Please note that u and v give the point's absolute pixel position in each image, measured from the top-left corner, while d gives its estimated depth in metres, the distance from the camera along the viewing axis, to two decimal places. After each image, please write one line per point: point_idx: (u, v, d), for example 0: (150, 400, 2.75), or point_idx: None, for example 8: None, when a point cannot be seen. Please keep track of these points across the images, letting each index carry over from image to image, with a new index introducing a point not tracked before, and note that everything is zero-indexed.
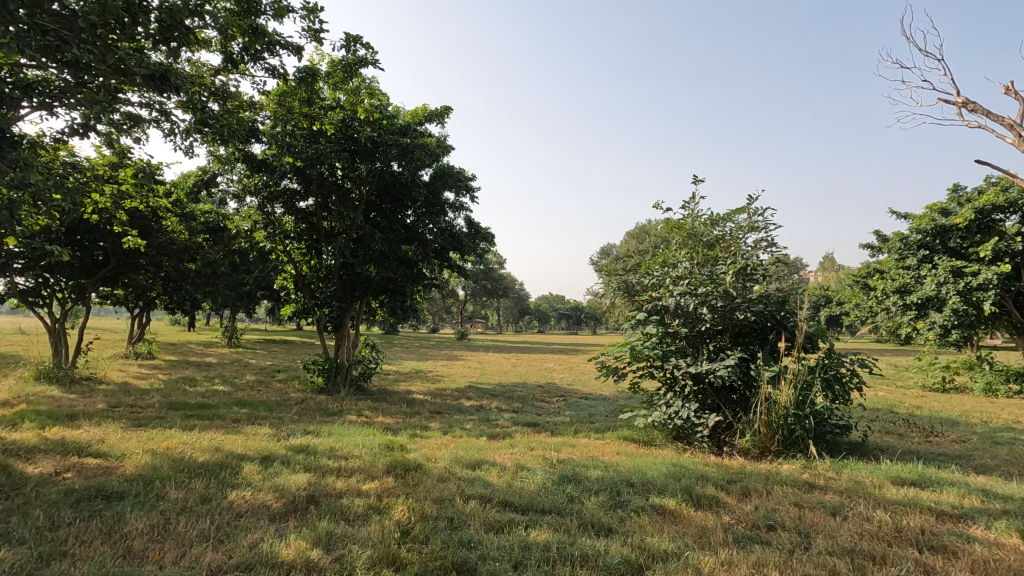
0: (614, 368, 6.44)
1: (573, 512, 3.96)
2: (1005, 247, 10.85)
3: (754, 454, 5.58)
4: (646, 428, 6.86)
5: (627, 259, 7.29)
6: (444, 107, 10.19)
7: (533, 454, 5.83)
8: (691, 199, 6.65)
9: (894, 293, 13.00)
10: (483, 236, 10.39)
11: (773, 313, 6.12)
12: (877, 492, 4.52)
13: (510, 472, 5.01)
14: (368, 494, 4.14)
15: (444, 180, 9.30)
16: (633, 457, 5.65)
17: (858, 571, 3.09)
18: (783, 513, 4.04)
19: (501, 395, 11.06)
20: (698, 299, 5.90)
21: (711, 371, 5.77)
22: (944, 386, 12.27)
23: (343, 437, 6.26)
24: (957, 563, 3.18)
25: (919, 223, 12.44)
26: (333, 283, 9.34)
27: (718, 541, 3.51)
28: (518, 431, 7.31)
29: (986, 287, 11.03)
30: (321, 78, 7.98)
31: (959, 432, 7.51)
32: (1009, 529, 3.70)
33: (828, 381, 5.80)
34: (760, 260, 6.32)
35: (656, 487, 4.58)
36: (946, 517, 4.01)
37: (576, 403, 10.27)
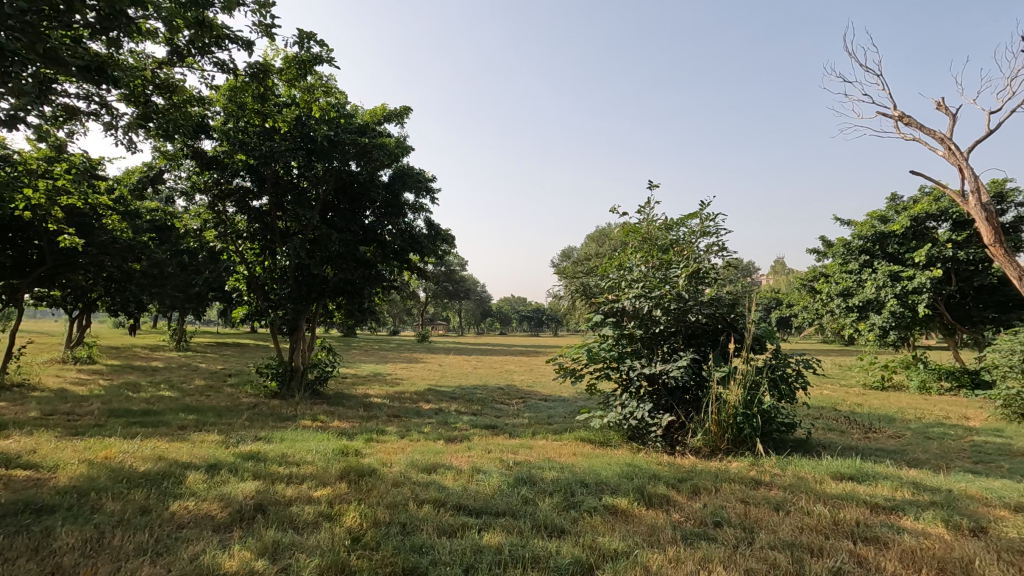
0: (572, 369, 6.51)
1: (527, 513, 3.98)
2: (937, 253, 11.54)
3: (706, 452, 5.73)
4: (602, 429, 6.96)
5: (585, 263, 7.36)
6: (403, 107, 10.12)
7: (490, 456, 5.83)
8: (646, 204, 6.81)
9: (838, 296, 13.63)
10: (444, 239, 10.32)
11: (724, 315, 6.31)
12: (818, 487, 4.73)
13: (466, 474, 4.99)
14: (319, 501, 4.04)
15: (403, 180, 9.24)
16: (589, 458, 5.72)
17: (796, 563, 3.22)
18: (730, 509, 4.17)
19: (460, 397, 11.01)
20: (652, 301, 6.02)
21: (665, 372, 5.91)
22: (883, 384, 12.94)
23: (296, 443, 6.11)
24: (887, 553, 3.35)
25: (861, 229, 13.08)
26: (288, 285, 9.08)
27: (667, 538, 3.59)
28: (476, 433, 7.29)
29: (920, 290, 11.71)
30: (274, 74, 7.76)
31: (895, 428, 7.94)
32: (935, 518, 3.93)
33: (775, 380, 6.04)
34: (712, 264, 6.53)
35: (610, 487, 4.65)
36: (880, 509, 4.22)
37: (535, 405, 10.30)
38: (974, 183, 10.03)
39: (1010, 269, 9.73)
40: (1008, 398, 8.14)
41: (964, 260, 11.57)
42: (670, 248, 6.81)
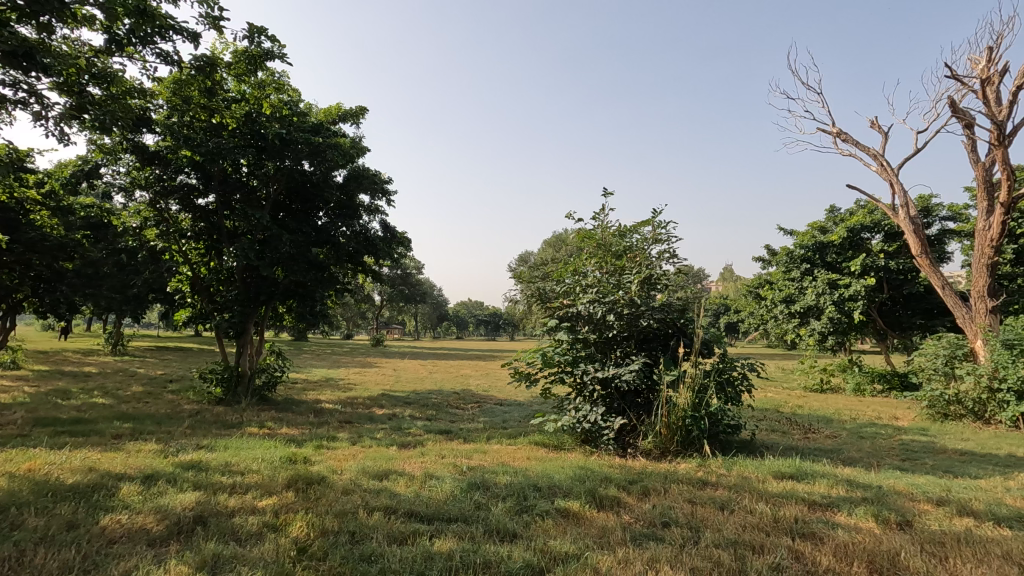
0: (527, 374, 6.53)
1: (480, 518, 3.96)
2: (871, 262, 12.25)
3: (656, 454, 5.87)
4: (556, 432, 7.01)
5: (540, 269, 7.41)
6: (359, 107, 9.96)
7: (443, 462, 5.78)
8: (601, 211, 6.94)
9: (781, 302, 14.24)
10: (400, 242, 10.18)
11: (675, 319, 6.50)
12: (761, 486, 4.91)
13: (419, 481, 4.92)
14: (264, 511, 3.90)
15: (358, 181, 9.07)
16: (542, 462, 5.76)
17: (738, 560, 3.34)
18: (678, 510, 4.27)
19: (415, 402, 10.88)
20: (606, 306, 6.14)
21: (618, 375, 6.03)
22: (822, 387, 13.60)
23: (241, 451, 5.87)
24: (823, 548, 3.51)
25: (802, 239, 13.74)
26: (235, 288, 8.72)
27: (617, 539, 3.65)
28: (429, 438, 7.21)
29: (856, 297, 12.39)
30: (223, 68, 7.46)
31: (832, 428, 8.35)
32: (866, 514, 4.15)
33: (721, 384, 6.25)
34: (664, 270, 6.70)
35: (563, 491, 4.69)
36: (816, 506, 4.42)
37: (490, 409, 10.27)
38: (903, 198, 10.73)
39: (935, 278, 10.44)
40: (932, 399, 8.71)
41: (895, 269, 12.34)
42: (624, 254, 6.96)
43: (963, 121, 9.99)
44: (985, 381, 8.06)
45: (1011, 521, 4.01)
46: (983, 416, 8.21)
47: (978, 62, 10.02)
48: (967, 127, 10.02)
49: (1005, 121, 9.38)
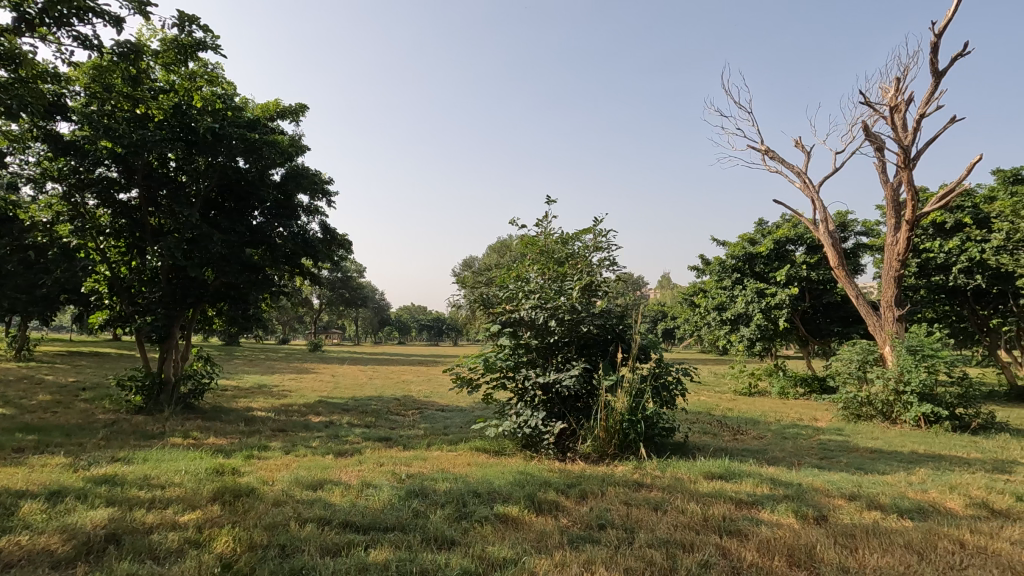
0: (469, 379, 6.50)
1: (417, 527, 3.90)
2: (795, 273, 13.05)
3: (594, 457, 6.00)
4: (497, 438, 7.01)
5: (483, 274, 7.41)
6: (299, 105, 9.66)
7: (382, 470, 5.65)
8: (544, 217, 7.03)
9: (714, 310, 14.90)
10: (340, 244, 9.91)
11: (613, 326, 6.66)
12: (693, 486, 5.10)
13: (355, 490, 4.79)
14: (185, 527, 3.67)
15: (297, 181, 8.77)
16: (483, 468, 5.74)
17: (670, 559, 3.45)
18: (614, 511, 4.38)
19: (353, 409, 10.59)
20: (547, 312, 6.23)
21: (558, 380, 6.11)
22: (750, 390, 14.33)
23: (162, 463, 5.51)
24: (748, 544, 3.69)
25: (733, 250, 14.45)
26: (160, 288, 8.22)
27: (555, 543, 3.69)
28: (368, 446, 7.04)
29: (781, 306, 13.15)
30: (149, 56, 7.04)
31: (758, 430, 8.81)
32: (787, 510, 4.40)
33: (657, 388, 6.45)
34: (604, 278, 6.87)
35: (502, 496, 4.69)
36: (742, 504, 4.65)
37: (431, 415, 10.15)
38: (823, 214, 11.52)
39: (850, 289, 11.24)
40: (847, 401, 9.38)
41: (816, 280, 13.21)
42: (566, 261, 7.08)
43: (875, 144, 10.83)
44: (892, 384, 8.75)
45: (911, 512, 4.37)
46: (890, 416, 8.91)
47: (887, 91, 10.91)
48: (878, 150, 10.88)
49: (910, 145, 10.25)
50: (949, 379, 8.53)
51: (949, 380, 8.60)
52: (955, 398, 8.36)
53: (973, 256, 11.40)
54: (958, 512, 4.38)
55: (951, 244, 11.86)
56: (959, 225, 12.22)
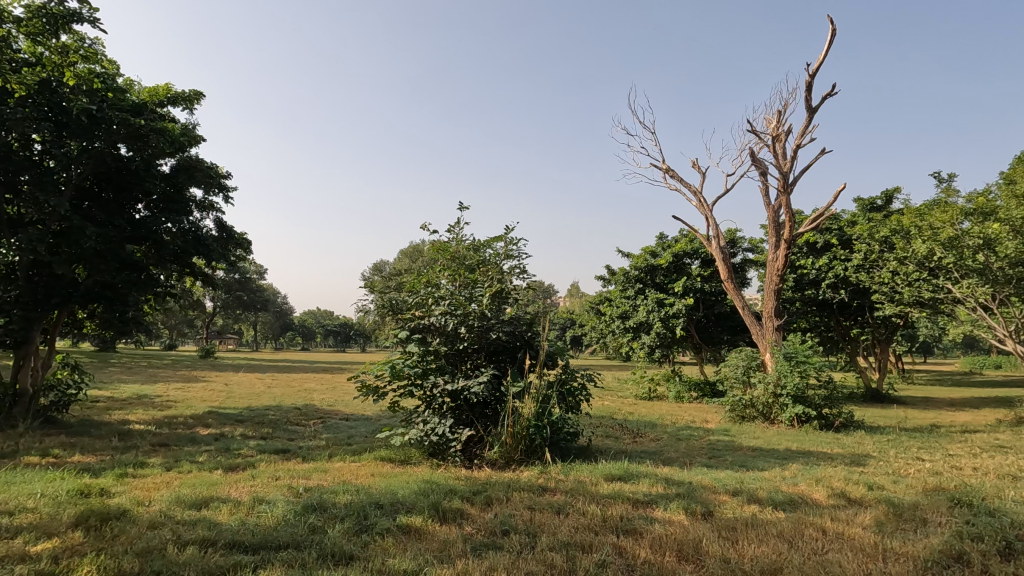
0: (375, 387, 6.28)
1: (313, 543, 3.69)
2: (690, 284, 14.00)
3: (501, 463, 6.02)
4: (402, 447, 6.84)
5: (392, 279, 7.22)
6: (194, 92, 8.96)
7: (277, 484, 5.32)
8: (456, 223, 7.01)
9: (618, 318, 15.59)
10: (237, 243, 9.26)
11: (522, 332, 6.73)
12: (594, 489, 5.28)
13: (246, 507, 4.46)
14: (37, 558, 3.23)
15: (189, 173, 8.12)
16: (387, 478, 5.58)
17: (568, 561, 3.53)
18: (517, 517, 4.41)
19: (248, 420, 9.89)
20: (457, 318, 6.21)
21: (467, 388, 6.10)
22: (650, 394, 15.13)
23: (11, 486, 4.81)
24: (642, 542, 3.86)
25: (636, 261, 15.20)
26: (17, 287, 7.20)
27: (457, 552, 3.65)
28: (263, 459, 6.60)
29: (678, 315, 14.04)
30: (11, 24, 6.20)
31: (655, 432, 9.33)
32: (678, 508, 4.67)
33: (563, 394, 6.62)
34: (513, 286, 6.95)
35: (405, 506, 4.57)
36: (638, 504, 4.87)
37: (333, 425, 9.71)
38: (715, 231, 12.46)
39: (737, 300, 12.22)
40: (733, 403, 10.16)
41: (709, 291, 14.24)
42: (477, 268, 7.10)
43: (760, 169, 11.90)
44: (771, 388, 9.62)
45: (784, 504, 4.80)
46: (770, 417, 9.77)
47: (771, 121, 12.04)
48: (762, 175, 11.97)
49: (788, 172, 11.37)
50: (818, 382, 9.52)
51: (818, 383, 9.60)
52: (822, 399, 9.34)
53: (839, 273, 12.87)
54: (821, 502, 4.88)
55: (821, 262, 13.29)
56: (827, 245, 13.73)
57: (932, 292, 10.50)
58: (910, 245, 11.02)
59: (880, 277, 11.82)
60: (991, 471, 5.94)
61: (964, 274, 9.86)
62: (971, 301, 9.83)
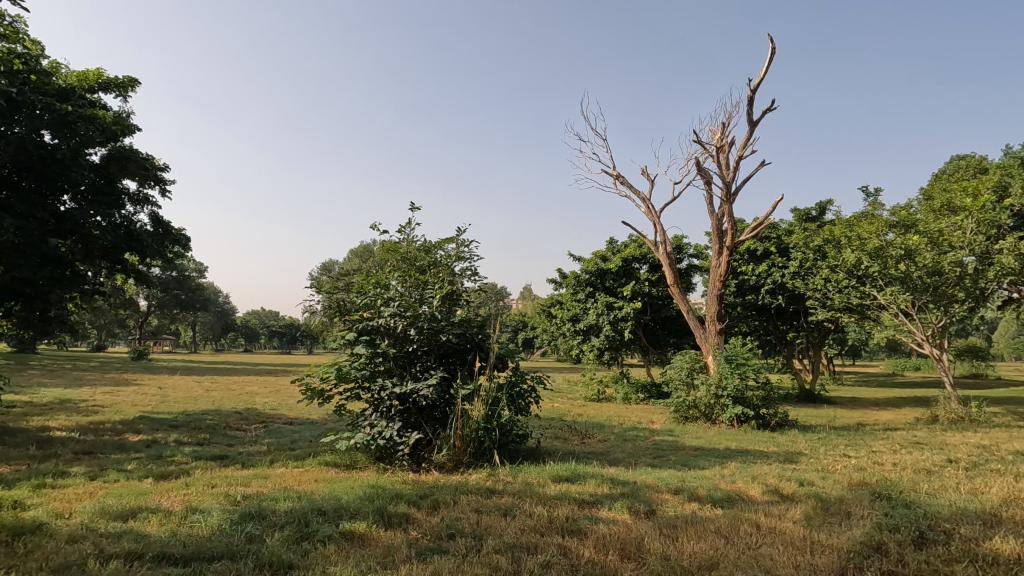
0: (320, 390, 6.10)
1: (249, 553, 3.54)
2: (638, 288, 14.38)
3: (449, 467, 5.95)
4: (348, 451, 6.67)
5: (340, 278, 6.99)
6: (128, 78, 8.47)
7: (212, 492, 5.07)
8: (407, 224, 6.93)
9: (569, 321, 15.81)
10: (174, 240, 8.79)
11: (473, 335, 6.68)
12: (541, 490, 5.31)
13: (177, 517, 4.24)
14: None
15: (122, 164, 7.71)
16: (331, 483, 5.43)
17: (513, 563, 3.53)
18: (464, 520, 4.39)
19: (183, 425, 9.41)
20: (406, 320, 6.15)
21: (416, 390, 6.01)
22: (599, 396, 15.39)
23: None
24: (587, 542, 3.92)
25: (587, 265, 15.43)
26: None
27: (401, 557, 3.59)
28: (198, 466, 6.30)
29: (627, 318, 14.37)
30: None
31: (603, 433, 9.50)
32: (622, 507, 4.77)
33: (513, 396, 6.63)
34: (465, 288, 6.94)
35: (349, 512, 4.46)
36: (584, 504, 4.95)
37: (276, 429, 9.36)
38: (662, 237, 12.81)
39: (682, 304, 12.59)
40: (678, 404, 10.46)
41: (656, 295, 14.65)
42: (428, 269, 7.03)
43: (705, 178, 12.34)
44: (713, 389, 9.98)
45: (722, 501, 4.98)
46: (711, 418, 10.14)
47: (715, 133, 12.52)
48: (707, 184, 12.42)
49: (731, 182, 11.84)
50: (757, 384, 9.94)
51: (756, 385, 10.03)
52: (760, 400, 9.77)
53: (777, 280, 13.52)
54: (756, 499, 5.10)
55: (761, 268, 13.89)
56: (766, 252, 14.38)
57: (860, 298, 11.16)
58: (840, 254, 11.68)
59: (814, 284, 12.46)
60: (909, 466, 6.38)
61: (888, 282, 10.55)
62: (894, 307, 10.55)
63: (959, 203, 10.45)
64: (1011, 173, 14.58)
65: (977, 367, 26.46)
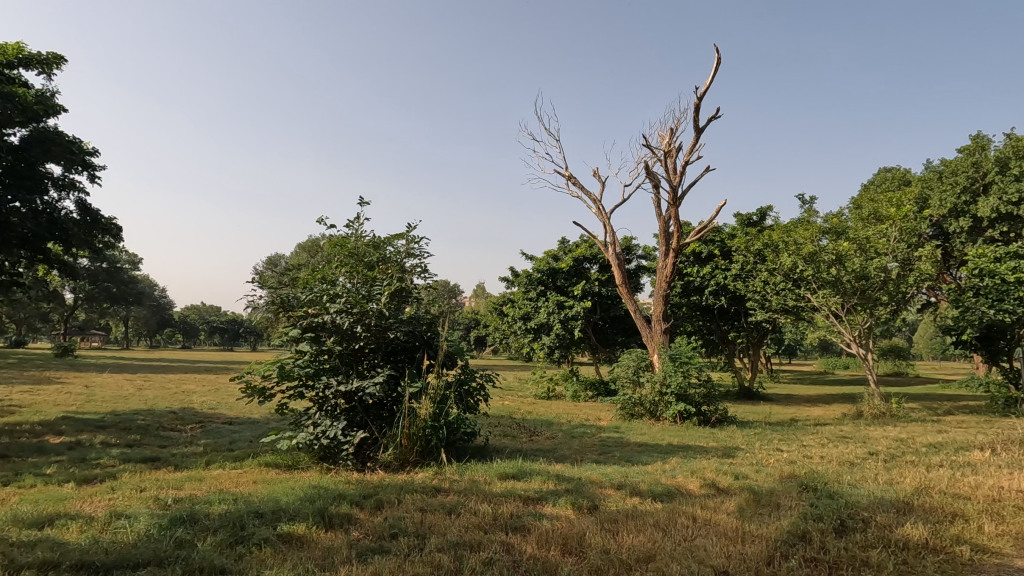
0: (261, 388, 5.87)
1: (179, 559, 3.38)
2: (589, 287, 14.63)
3: (395, 466, 5.86)
4: (290, 451, 6.45)
5: (285, 273, 6.78)
6: (54, 56, 7.94)
7: (141, 496, 4.81)
8: (355, 219, 6.75)
9: (520, 319, 15.90)
10: (103, 229, 8.30)
11: (422, 332, 6.63)
12: (488, 488, 5.32)
13: (101, 523, 4.00)
14: None
15: (45, 147, 7.25)
16: (271, 485, 5.25)
17: (455, 561, 3.52)
18: (407, 519, 4.33)
19: (111, 425, 8.86)
20: (353, 317, 5.98)
21: (362, 389, 5.90)
22: (548, 394, 15.56)
23: None
24: (529, 538, 3.95)
25: (539, 264, 15.49)
26: None
27: (341, 558, 3.52)
28: (127, 469, 5.96)
29: (577, 317, 14.60)
30: None
31: (551, 431, 9.61)
32: (566, 503, 4.83)
33: (462, 394, 6.60)
34: (414, 285, 6.84)
35: (288, 514, 4.33)
36: (529, 501, 4.99)
37: (214, 429, 8.96)
38: (612, 237, 13.06)
39: (630, 304, 12.87)
40: (624, 402, 10.71)
41: (605, 295, 14.94)
42: (377, 265, 6.88)
43: (653, 181, 12.67)
44: (658, 387, 10.28)
45: (662, 495, 5.15)
46: (656, 415, 10.42)
47: (664, 137, 12.86)
48: (655, 187, 12.75)
49: (677, 186, 12.21)
50: (699, 382, 10.31)
51: (699, 383, 10.40)
52: (702, 397, 10.15)
53: (720, 282, 14.04)
54: (694, 492, 5.30)
55: (705, 270, 14.38)
56: (710, 255, 14.91)
57: (796, 300, 11.75)
58: (779, 257, 12.22)
59: (754, 286, 13.01)
60: (835, 459, 6.77)
61: (820, 285, 11.13)
62: (826, 309, 11.16)
63: (884, 213, 11.10)
64: (931, 185, 15.66)
65: (899, 365, 28.49)
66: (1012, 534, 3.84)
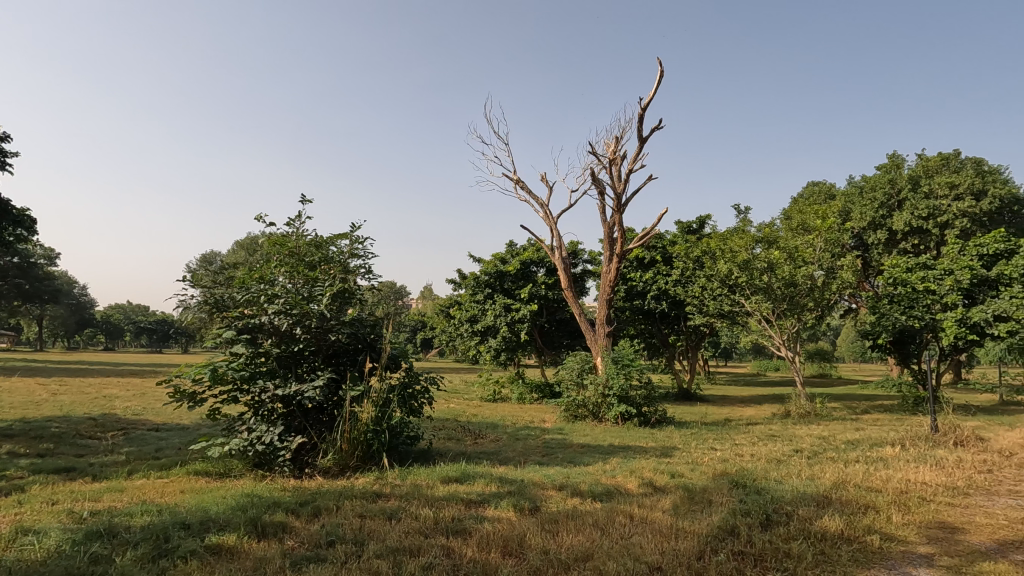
0: (190, 392, 5.57)
1: None
2: (536, 291, 14.77)
3: (334, 471, 5.71)
4: (222, 458, 6.16)
5: (219, 272, 6.47)
6: None
7: (53, 510, 4.46)
8: (297, 217, 6.52)
9: (467, 322, 15.84)
10: (15, 221, 7.66)
11: (364, 334, 6.49)
12: (429, 492, 5.27)
13: (4, 540, 3.68)
14: None
15: None
16: (199, 494, 5.00)
17: (394, 567, 3.47)
18: (345, 526, 4.24)
19: (20, 434, 8.18)
20: (293, 319, 5.77)
21: (300, 392, 5.70)
22: (494, 396, 15.61)
23: None
24: (470, 541, 3.95)
25: (486, 267, 15.45)
26: None
27: (273, 569, 3.39)
28: (38, 481, 5.52)
29: (524, 320, 14.72)
30: None
31: (495, 433, 9.64)
32: (507, 505, 4.86)
33: (405, 397, 6.51)
34: (358, 286, 6.70)
35: (218, 524, 4.13)
36: (471, 504, 4.98)
37: (138, 436, 8.44)
38: (559, 242, 13.24)
39: (575, 307, 13.08)
40: (568, 404, 10.88)
41: (552, 298, 15.14)
42: (318, 265, 6.69)
43: (599, 188, 12.96)
44: (601, 389, 10.50)
45: (601, 495, 5.27)
46: (598, 416, 10.65)
47: (609, 146, 13.18)
48: (601, 193, 13.04)
49: (622, 193, 12.54)
50: (640, 384, 10.62)
51: (639, 384, 10.72)
52: (642, 399, 10.47)
53: (661, 287, 14.60)
54: (632, 491, 5.46)
55: (647, 275, 14.89)
56: (652, 261, 15.38)
57: (731, 305, 12.30)
58: (716, 264, 12.76)
59: (693, 291, 13.53)
60: (763, 456, 7.13)
61: (753, 291, 11.72)
62: (758, 314, 11.76)
63: (811, 224, 11.78)
64: (852, 199, 16.76)
65: (824, 368, 30.30)
66: (916, 522, 4.18)
